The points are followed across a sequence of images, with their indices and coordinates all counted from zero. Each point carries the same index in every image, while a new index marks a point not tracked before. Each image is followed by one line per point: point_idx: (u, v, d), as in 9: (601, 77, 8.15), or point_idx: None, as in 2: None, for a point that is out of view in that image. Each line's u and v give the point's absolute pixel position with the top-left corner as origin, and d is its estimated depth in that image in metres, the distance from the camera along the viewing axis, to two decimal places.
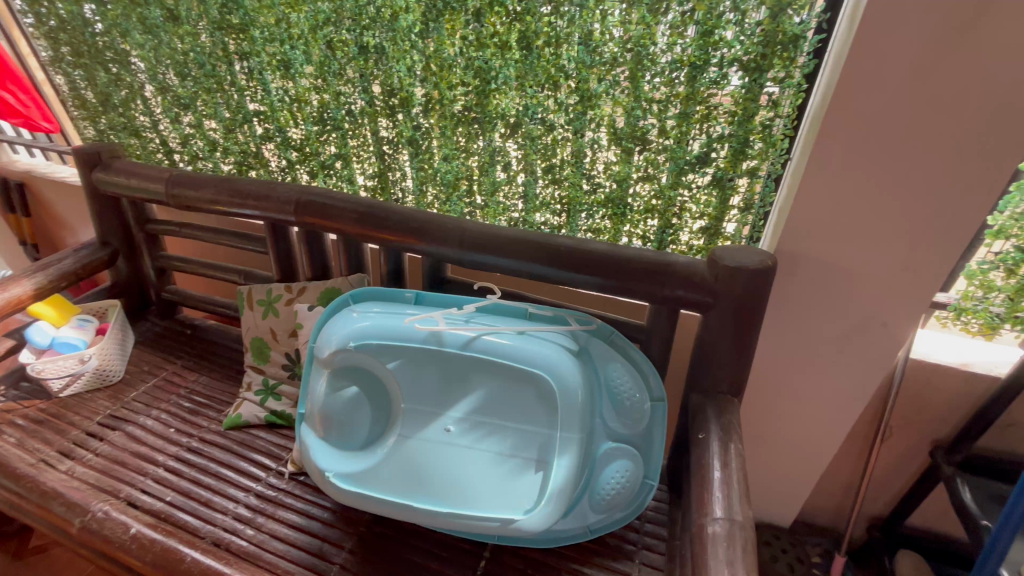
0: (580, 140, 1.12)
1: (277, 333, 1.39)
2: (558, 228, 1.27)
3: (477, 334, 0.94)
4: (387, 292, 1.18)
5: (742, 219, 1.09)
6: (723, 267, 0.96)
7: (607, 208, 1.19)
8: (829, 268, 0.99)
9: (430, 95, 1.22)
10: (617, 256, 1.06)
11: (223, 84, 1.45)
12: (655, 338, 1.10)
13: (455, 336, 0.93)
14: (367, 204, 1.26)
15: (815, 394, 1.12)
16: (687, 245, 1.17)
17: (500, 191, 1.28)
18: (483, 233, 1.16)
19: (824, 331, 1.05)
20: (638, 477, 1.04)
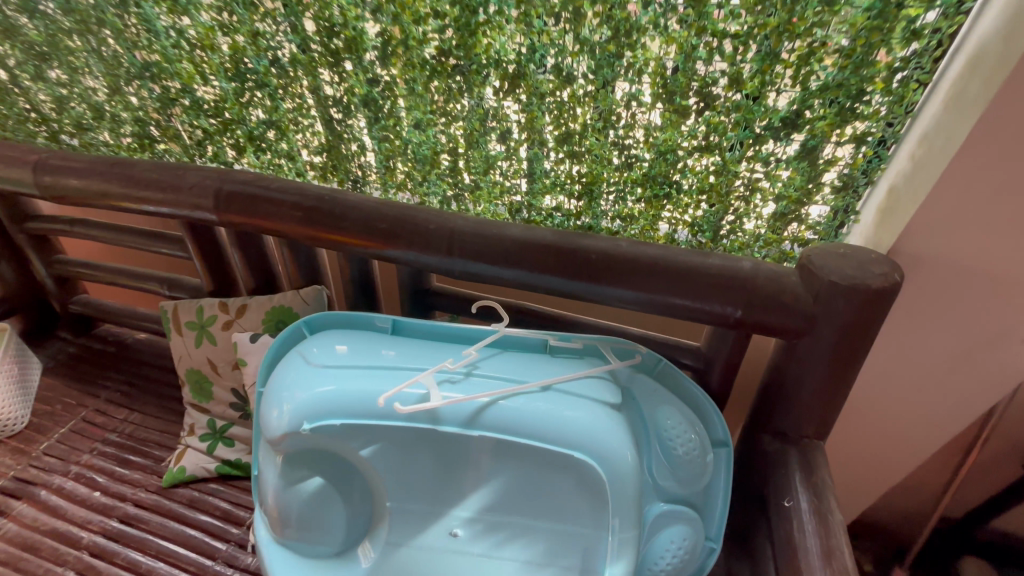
0: (610, 95, 0.80)
1: (217, 364, 1.08)
2: (576, 216, 0.94)
3: (485, 404, 0.67)
4: (354, 318, 0.88)
5: (836, 202, 0.79)
6: (828, 284, 0.68)
7: (644, 189, 0.87)
8: (961, 273, 0.72)
9: (389, 33, 0.85)
10: (670, 264, 0.77)
11: (94, 25, 1.04)
12: (716, 367, 0.84)
13: (453, 410, 0.66)
14: (314, 197, 0.92)
15: (907, 417, 0.90)
16: (754, 233, 0.86)
17: (496, 168, 0.94)
18: (478, 235, 0.84)
19: (936, 348, 0.80)
20: (698, 542, 0.81)
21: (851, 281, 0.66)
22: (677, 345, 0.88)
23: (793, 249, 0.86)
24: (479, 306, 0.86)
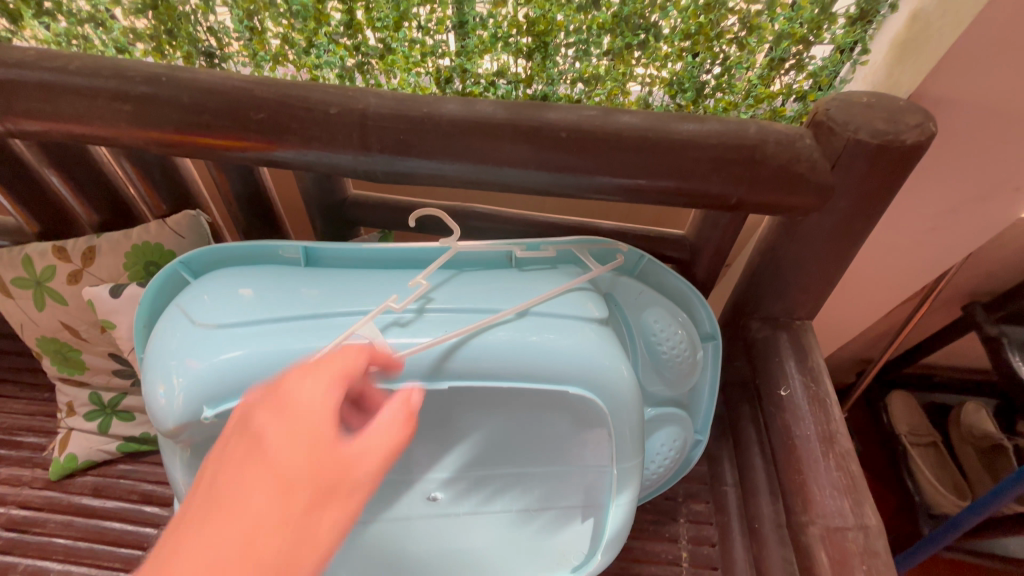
0: None
1: (77, 328, 0.82)
2: (525, 84, 0.73)
3: (453, 346, 0.53)
4: (247, 249, 0.65)
5: (846, 37, 0.64)
6: (854, 144, 0.56)
7: (613, 37, 0.67)
8: (983, 115, 0.62)
9: None
10: (660, 138, 0.60)
11: None
12: (704, 256, 0.73)
13: (413, 359, 0.52)
14: (144, 79, 0.62)
15: (879, 275, 0.88)
16: (745, 86, 0.69)
17: (411, 19, 0.68)
18: (403, 118, 0.61)
19: (929, 204, 0.74)
20: (688, 439, 0.77)
21: (882, 139, 0.55)
22: (659, 235, 0.75)
23: (785, 105, 0.71)
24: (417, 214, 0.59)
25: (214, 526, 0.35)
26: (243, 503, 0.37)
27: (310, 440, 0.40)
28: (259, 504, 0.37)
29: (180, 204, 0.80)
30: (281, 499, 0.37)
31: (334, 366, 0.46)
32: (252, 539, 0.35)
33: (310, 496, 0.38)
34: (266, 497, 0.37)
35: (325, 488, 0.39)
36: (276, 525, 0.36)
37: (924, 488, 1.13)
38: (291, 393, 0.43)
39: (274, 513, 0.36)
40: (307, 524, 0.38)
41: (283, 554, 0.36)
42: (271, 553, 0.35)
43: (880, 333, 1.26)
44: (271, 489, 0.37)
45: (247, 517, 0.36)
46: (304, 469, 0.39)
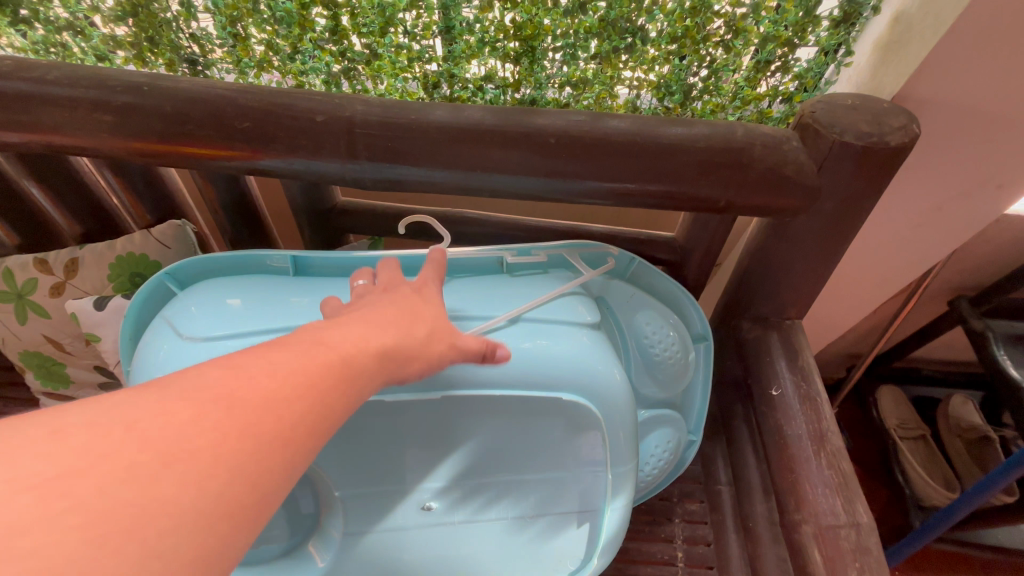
0: None
1: (61, 341, 0.81)
2: (513, 88, 0.73)
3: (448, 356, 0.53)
4: (234, 259, 0.64)
5: (830, 40, 0.64)
6: (841, 146, 0.56)
7: (601, 41, 0.67)
8: (968, 114, 0.63)
9: None
10: (648, 142, 0.60)
11: None
12: (694, 258, 0.73)
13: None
14: (124, 88, 0.61)
15: (868, 273, 0.89)
16: (732, 88, 0.70)
17: (397, 25, 0.67)
18: (390, 125, 0.61)
19: (913, 203, 0.74)
20: (682, 439, 0.77)
21: (867, 141, 0.56)
22: (649, 238, 0.75)
23: (772, 106, 0.72)
24: (406, 222, 0.59)
25: (249, 367, 0.32)
26: (290, 360, 0.33)
27: (403, 325, 0.43)
28: (299, 366, 0.33)
29: (164, 213, 0.79)
30: (328, 371, 0.34)
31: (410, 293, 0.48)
32: (291, 393, 0.32)
33: (349, 372, 0.36)
34: (306, 363, 0.34)
35: (377, 368, 0.39)
36: (311, 391, 0.33)
37: (912, 481, 1.14)
38: (405, 284, 0.50)
39: (314, 376, 0.33)
40: (339, 400, 0.34)
41: (314, 414, 0.32)
42: (307, 414, 0.32)
43: (868, 329, 1.27)
44: (316, 357, 0.35)
45: (286, 374, 0.32)
46: (356, 351, 0.37)
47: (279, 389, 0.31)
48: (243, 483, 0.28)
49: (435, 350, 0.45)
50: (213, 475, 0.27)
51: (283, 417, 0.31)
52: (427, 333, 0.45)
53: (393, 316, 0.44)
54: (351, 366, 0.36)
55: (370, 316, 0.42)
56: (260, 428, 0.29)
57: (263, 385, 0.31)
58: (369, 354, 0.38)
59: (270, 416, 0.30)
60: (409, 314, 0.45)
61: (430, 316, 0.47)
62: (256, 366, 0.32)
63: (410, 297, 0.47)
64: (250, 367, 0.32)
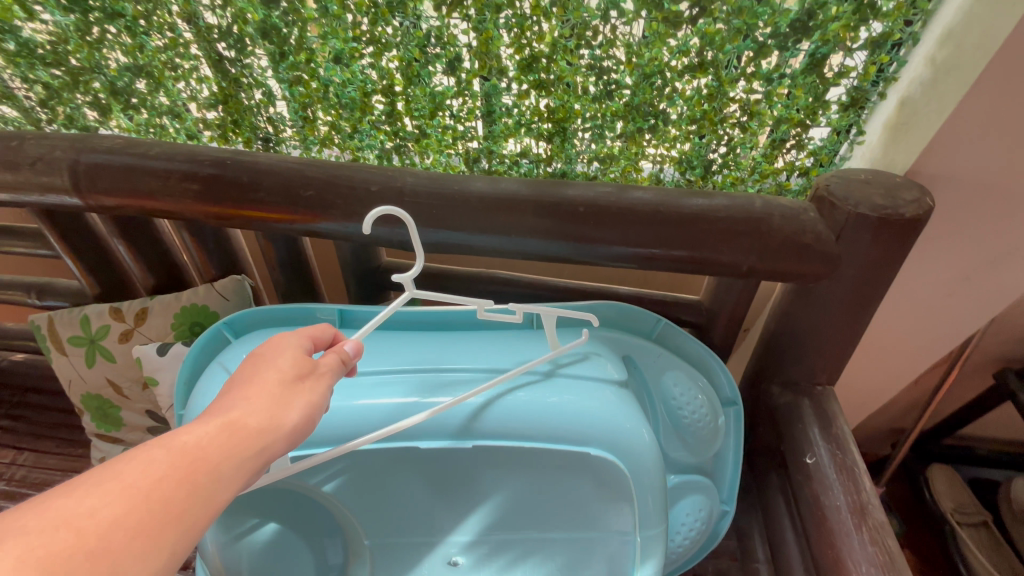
0: (581, 4, 0.63)
1: (120, 385, 0.88)
2: (545, 163, 0.80)
3: (491, 409, 0.55)
4: (288, 311, 0.70)
5: (840, 122, 0.69)
6: (856, 217, 0.59)
7: (626, 123, 0.74)
8: (985, 189, 0.65)
9: None
10: (671, 212, 0.65)
11: None
12: (720, 321, 0.75)
13: (456, 423, 0.55)
14: (210, 162, 0.70)
15: (902, 342, 0.87)
16: (750, 163, 0.75)
17: (445, 110, 0.76)
18: (436, 193, 0.68)
19: (940, 272, 0.75)
20: (715, 509, 0.74)
21: (881, 213, 0.58)
22: (674, 301, 0.78)
23: (790, 180, 0.77)
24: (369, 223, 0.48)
25: (84, 482, 0.28)
26: (133, 461, 0.30)
27: (260, 393, 0.39)
28: (147, 469, 0.30)
29: (227, 270, 0.87)
30: (185, 465, 0.31)
31: (286, 345, 0.44)
32: (143, 502, 0.29)
33: (214, 460, 0.33)
34: (157, 466, 0.31)
35: (250, 443, 0.36)
36: (169, 492, 0.30)
37: None
38: (288, 349, 0.44)
39: (180, 469, 0.31)
40: (208, 494, 0.32)
41: (177, 516, 0.30)
42: (163, 518, 0.29)
43: (911, 401, 1.22)
44: (169, 455, 0.31)
45: (135, 481, 0.29)
46: (214, 436, 0.34)
47: (123, 500, 0.28)
48: None
49: (304, 402, 0.41)
50: None
51: (132, 530, 0.27)
52: (282, 391, 0.40)
53: (236, 391, 0.39)
54: (215, 452, 0.33)
55: (240, 390, 0.39)
56: (102, 550, 0.26)
57: (96, 501, 0.27)
58: (229, 436, 0.35)
59: (109, 534, 0.27)
60: (251, 383, 0.40)
61: (273, 371, 0.41)
62: (91, 480, 0.28)
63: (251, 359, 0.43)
64: (84, 485, 0.28)
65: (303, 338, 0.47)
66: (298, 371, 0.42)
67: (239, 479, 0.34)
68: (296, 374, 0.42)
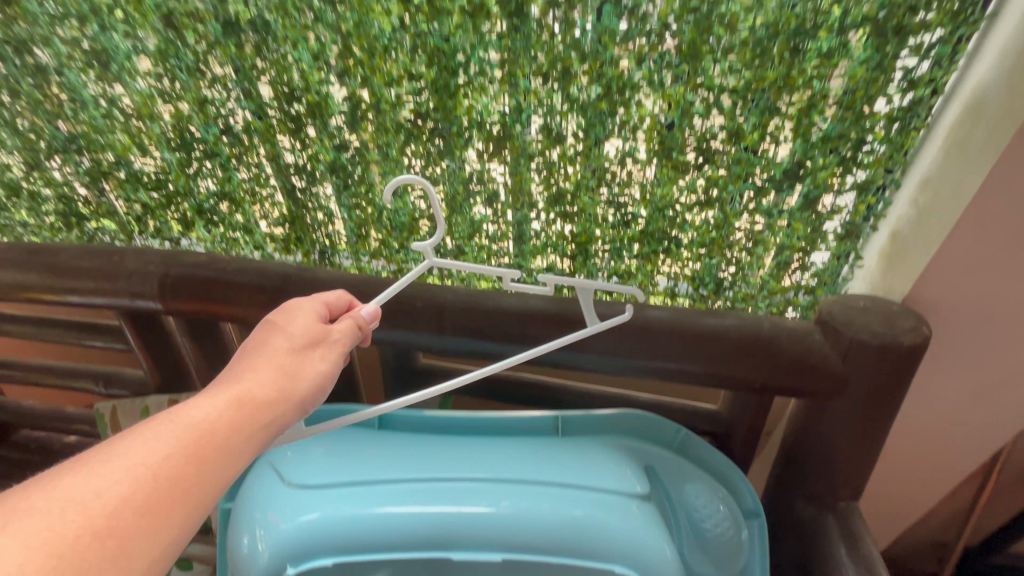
0: (602, 154, 0.74)
1: None
2: (569, 276, 0.89)
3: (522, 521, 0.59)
4: (334, 412, 0.77)
5: (838, 249, 0.77)
6: (858, 343, 0.65)
7: (641, 245, 0.82)
8: (982, 317, 0.70)
9: (358, 97, 0.75)
10: (686, 330, 0.71)
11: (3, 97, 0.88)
12: (738, 431, 0.79)
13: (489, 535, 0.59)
14: (277, 277, 0.81)
15: (927, 455, 0.87)
16: (759, 281, 0.82)
17: (482, 232, 0.87)
18: (472, 308, 0.76)
19: (953, 391, 0.78)
20: None
21: (882, 340, 0.64)
22: (693, 410, 0.82)
23: (797, 296, 0.83)
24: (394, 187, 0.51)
25: (101, 463, 0.34)
26: (145, 443, 0.36)
27: (272, 363, 0.46)
28: (159, 451, 0.36)
29: None
30: (191, 447, 0.38)
31: (300, 317, 0.52)
32: (150, 485, 0.35)
33: (219, 437, 0.40)
34: (164, 449, 0.37)
35: (255, 418, 0.43)
36: (174, 472, 0.36)
37: None
38: (304, 318, 0.52)
39: (186, 452, 0.37)
40: (211, 469, 0.38)
41: (180, 493, 0.36)
42: (165, 496, 0.35)
43: (950, 514, 1.17)
44: (176, 435, 0.38)
45: (144, 463, 0.35)
46: (222, 412, 0.41)
47: (129, 482, 0.34)
48: None
49: (315, 368, 0.48)
50: None
51: (140, 507, 0.34)
52: (293, 358, 0.48)
53: (254, 360, 0.46)
54: (224, 428, 0.40)
55: (257, 358, 0.47)
56: (107, 528, 0.32)
57: (112, 479, 0.34)
58: (240, 408, 0.42)
59: (117, 511, 0.33)
60: (267, 351, 0.47)
61: (287, 340, 0.49)
62: (103, 461, 0.34)
63: (266, 328, 0.50)
64: (102, 466, 0.34)
65: (316, 307, 0.54)
66: (308, 341, 0.50)
67: (242, 455, 0.41)
68: (307, 342, 0.50)
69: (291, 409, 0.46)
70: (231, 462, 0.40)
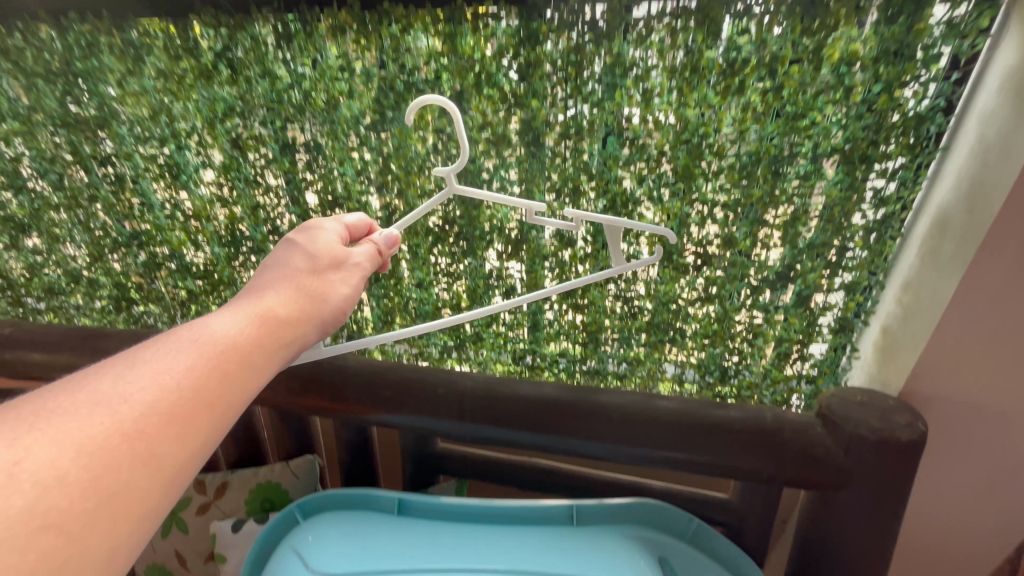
0: (609, 255, 0.82)
1: (186, 556, 0.95)
2: (581, 362, 0.94)
3: None
4: (355, 497, 0.80)
5: (834, 341, 0.82)
6: (858, 436, 0.68)
7: (648, 335, 0.88)
8: (978, 411, 0.73)
9: (393, 205, 0.86)
10: (693, 420, 0.74)
11: (81, 200, 1.00)
12: (750, 520, 0.80)
13: None
14: (311, 363, 0.87)
15: (944, 548, 0.86)
16: (762, 370, 0.87)
17: (499, 320, 0.94)
18: (490, 397, 0.81)
19: (959, 482, 0.79)
20: None
21: (880, 435, 0.67)
22: (705, 499, 0.83)
23: (800, 385, 0.87)
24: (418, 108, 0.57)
25: (132, 375, 0.42)
26: (181, 359, 0.44)
27: (295, 287, 0.55)
28: (182, 367, 0.44)
29: (301, 447, 0.99)
30: (219, 364, 0.46)
31: (321, 243, 0.60)
32: (175, 396, 0.42)
33: (241, 354, 0.47)
34: (195, 362, 0.44)
35: (274, 337, 0.51)
36: (196, 386, 0.43)
37: None
38: (327, 242, 0.61)
39: (212, 367, 0.45)
40: (233, 380, 0.46)
41: (202, 402, 0.43)
42: (194, 403, 0.43)
43: None
44: (205, 353, 0.45)
45: (178, 376, 0.43)
46: (247, 328, 0.49)
47: (166, 390, 0.42)
48: (138, 478, 0.38)
49: (333, 288, 0.58)
50: (113, 469, 0.37)
51: (165, 414, 0.41)
52: (315, 278, 0.57)
53: (278, 281, 0.55)
54: (245, 345, 0.48)
55: (282, 279, 0.55)
56: (147, 426, 0.40)
57: (153, 387, 0.41)
58: (262, 325, 0.50)
59: (155, 414, 0.40)
60: (292, 273, 0.56)
61: (307, 261, 0.58)
62: (146, 369, 0.42)
63: (291, 249, 0.59)
64: (130, 380, 0.41)
65: (337, 235, 0.63)
66: (327, 264, 0.59)
67: (260, 369, 0.49)
68: (326, 265, 0.59)
69: (308, 326, 0.54)
70: (250, 377, 0.48)
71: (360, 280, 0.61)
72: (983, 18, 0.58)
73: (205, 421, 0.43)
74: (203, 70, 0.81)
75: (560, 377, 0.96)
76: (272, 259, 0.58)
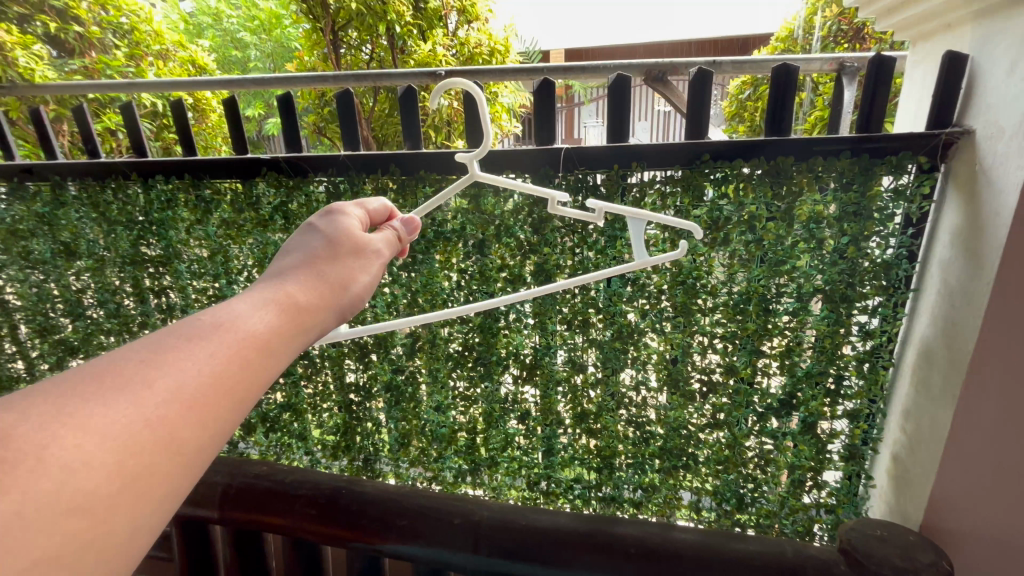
0: (618, 381, 0.87)
1: None
2: (596, 488, 0.94)
3: None
4: None
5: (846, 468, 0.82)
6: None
7: (662, 460, 0.90)
8: (1001, 546, 0.72)
9: (417, 334, 0.93)
10: (714, 556, 0.73)
11: (132, 326, 1.09)
12: None
13: None
14: (329, 489, 0.88)
15: None
16: (778, 498, 0.87)
17: (514, 445, 0.96)
18: (507, 526, 0.81)
19: None
20: None
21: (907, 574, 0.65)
22: None
23: (819, 515, 0.86)
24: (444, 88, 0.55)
25: (150, 358, 0.32)
26: (204, 343, 0.35)
27: (323, 270, 0.45)
28: (207, 351, 0.34)
29: None
30: (248, 352, 0.36)
31: (346, 226, 0.51)
32: (201, 380, 0.33)
33: (270, 342, 0.38)
34: (222, 347, 0.35)
35: (302, 324, 0.41)
36: (219, 372, 0.34)
37: None
38: (352, 225, 0.51)
39: (240, 352, 0.36)
40: (258, 366, 0.37)
41: (230, 388, 0.34)
42: (218, 390, 0.34)
43: None
44: (232, 338, 0.36)
45: (205, 361, 0.34)
46: (273, 312, 0.39)
47: (191, 375, 0.33)
48: (162, 473, 0.30)
49: (361, 275, 0.48)
50: (135, 459, 0.29)
51: (190, 400, 0.32)
52: (342, 262, 0.47)
53: (298, 265, 0.45)
54: (272, 331, 0.39)
55: (305, 262, 0.46)
56: (171, 412, 0.31)
57: (175, 373, 0.32)
58: (289, 309, 0.41)
59: (181, 399, 0.32)
60: (317, 256, 0.46)
61: (329, 243, 0.48)
62: (167, 352, 0.33)
63: (310, 232, 0.49)
64: (151, 362, 0.32)
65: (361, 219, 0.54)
66: (354, 248, 0.49)
67: (288, 354, 0.40)
68: (353, 250, 0.49)
69: (332, 314, 0.45)
70: (276, 365, 0.39)
71: (382, 268, 0.51)
72: (924, 186, 0.69)
73: (228, 413, 0.34)
74: (261, 220, 0.95)
75: (575, 503, 0.96)
76: (290, 243, 0.48)
